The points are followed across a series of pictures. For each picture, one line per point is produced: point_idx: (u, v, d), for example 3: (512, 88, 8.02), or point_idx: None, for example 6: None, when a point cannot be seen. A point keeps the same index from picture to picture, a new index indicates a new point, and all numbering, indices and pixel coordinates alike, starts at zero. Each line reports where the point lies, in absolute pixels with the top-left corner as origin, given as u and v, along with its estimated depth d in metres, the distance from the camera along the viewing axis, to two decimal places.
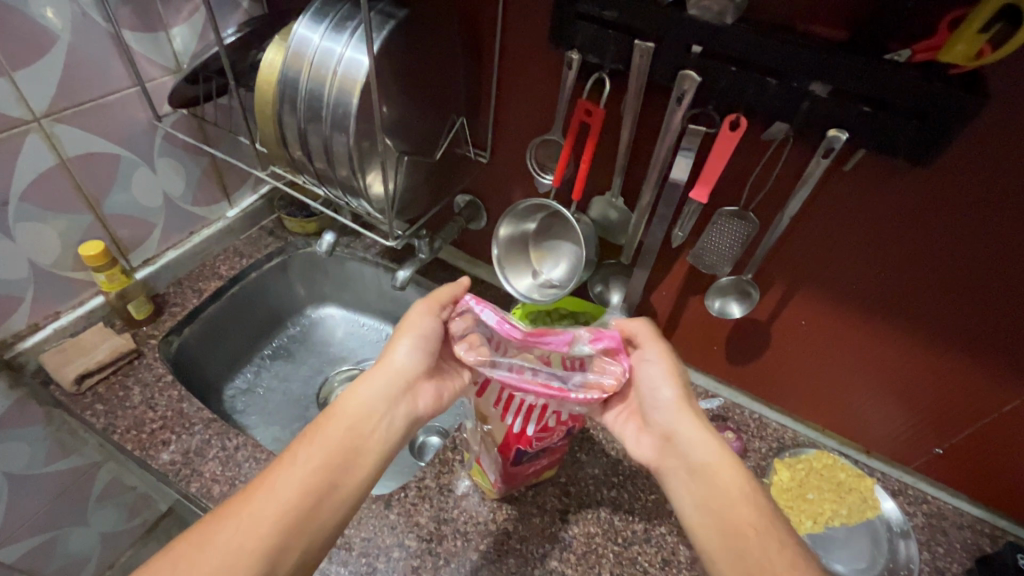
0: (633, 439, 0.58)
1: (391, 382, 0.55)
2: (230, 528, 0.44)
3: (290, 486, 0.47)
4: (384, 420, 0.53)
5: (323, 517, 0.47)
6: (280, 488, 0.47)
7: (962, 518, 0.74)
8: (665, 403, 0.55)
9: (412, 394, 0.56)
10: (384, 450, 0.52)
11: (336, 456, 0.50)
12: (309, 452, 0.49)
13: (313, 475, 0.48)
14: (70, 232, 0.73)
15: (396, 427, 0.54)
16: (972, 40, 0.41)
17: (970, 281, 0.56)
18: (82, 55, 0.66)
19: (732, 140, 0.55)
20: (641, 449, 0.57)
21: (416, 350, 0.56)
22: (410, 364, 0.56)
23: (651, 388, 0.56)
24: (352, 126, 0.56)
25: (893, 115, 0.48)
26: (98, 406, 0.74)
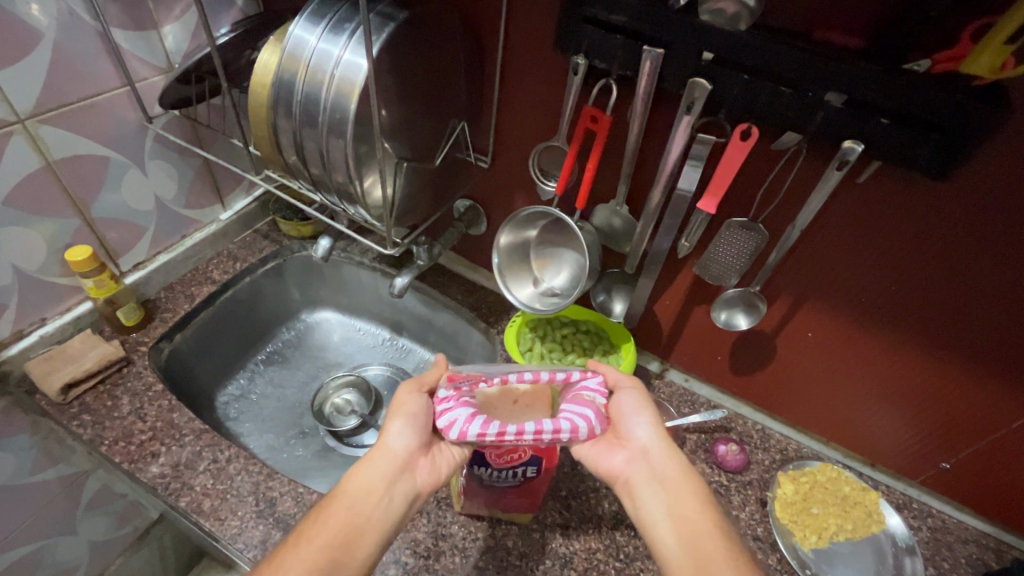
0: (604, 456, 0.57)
1: (391, 461, 0.52)
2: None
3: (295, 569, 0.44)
4: (386, 499, 0.51)
5: None
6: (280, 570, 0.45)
7: (967, 533, 0.73)
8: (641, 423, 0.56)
9: (409, 470, 0.53)
10: (387, 527, 0.50)
11: (334, 535, 0.47)
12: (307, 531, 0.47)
13: (317, 557, 0.46)
14: (57, 236, 0.71)
15: (396, 507, 0.51)
16: (999, 52, 0.39)
17: (985, 298, 0.55)
18: (68, 54, 0.63)
19: (744, 149, 0.53)
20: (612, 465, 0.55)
21: (411, 427, 0.54)
22: (409, 440, 0.54)
23: (629, 410, 0.57)
24: (348, 132, 0.54)
25: (912, 127, 0.46)
26: (85, 416, 0.72)
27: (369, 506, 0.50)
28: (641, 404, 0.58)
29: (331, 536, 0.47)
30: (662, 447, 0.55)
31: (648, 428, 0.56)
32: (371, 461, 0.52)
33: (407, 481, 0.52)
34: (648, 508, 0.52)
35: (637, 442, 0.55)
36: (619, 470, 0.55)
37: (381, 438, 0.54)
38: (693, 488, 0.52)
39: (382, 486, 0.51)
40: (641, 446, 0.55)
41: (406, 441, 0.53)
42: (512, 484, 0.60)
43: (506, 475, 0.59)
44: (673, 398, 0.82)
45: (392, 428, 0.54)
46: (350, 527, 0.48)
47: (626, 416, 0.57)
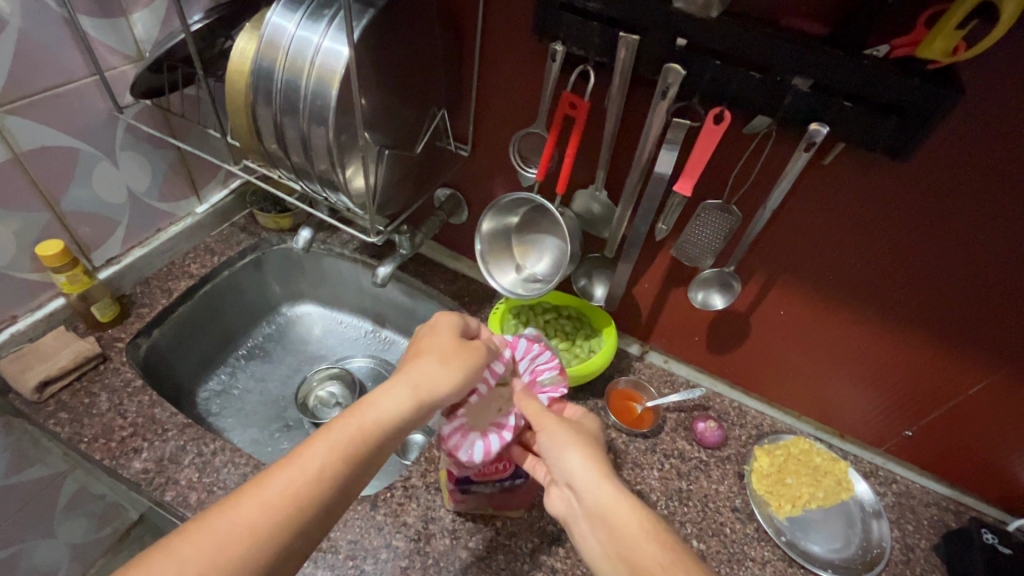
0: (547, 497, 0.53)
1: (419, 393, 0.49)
2: (261, 525, 0.40)
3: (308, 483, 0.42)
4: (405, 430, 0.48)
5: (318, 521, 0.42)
6: (295, 487, 0.42)
7: (928, 496, 0.77)
8: (567, 458, 0.49)
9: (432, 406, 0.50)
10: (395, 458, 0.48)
11: (359, 465, 0.45)
12: (329, 454, 0.44)
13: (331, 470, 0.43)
14: (26, 231, 0.69)
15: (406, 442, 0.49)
16: (950, 36, 0.42)
17: (944, 270, 0.58)
18: (33, 41, 0.61)
19: (717, 133, 0.55)
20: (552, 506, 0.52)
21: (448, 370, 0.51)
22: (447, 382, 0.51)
23: (551, 448, 0.50)
24: (330, 119, 0.54)
25: (873, 110, 0.49)
26: (63, 414, 0.70)
27: (392, 442, 0.47)
28: (567, 441, 0.50)
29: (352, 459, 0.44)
30: (586, 477, 0.48)
31: (567, 458, 0.49)
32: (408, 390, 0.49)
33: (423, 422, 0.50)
34: (585, 543, 0.47)
35: (561, 478, 0.49)
36: (560, 514, 0.51)
37: (425, 375, 0.50)
38: (631, 512, 0.45)
39: (410, 426, 0.49)
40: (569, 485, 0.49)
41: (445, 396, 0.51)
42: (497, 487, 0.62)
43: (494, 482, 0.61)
44: (653, 378, 0.85)
45: (442, 372, 0.51)
46: (372, 460, 0.46)
47: (548, 456, 0.50)
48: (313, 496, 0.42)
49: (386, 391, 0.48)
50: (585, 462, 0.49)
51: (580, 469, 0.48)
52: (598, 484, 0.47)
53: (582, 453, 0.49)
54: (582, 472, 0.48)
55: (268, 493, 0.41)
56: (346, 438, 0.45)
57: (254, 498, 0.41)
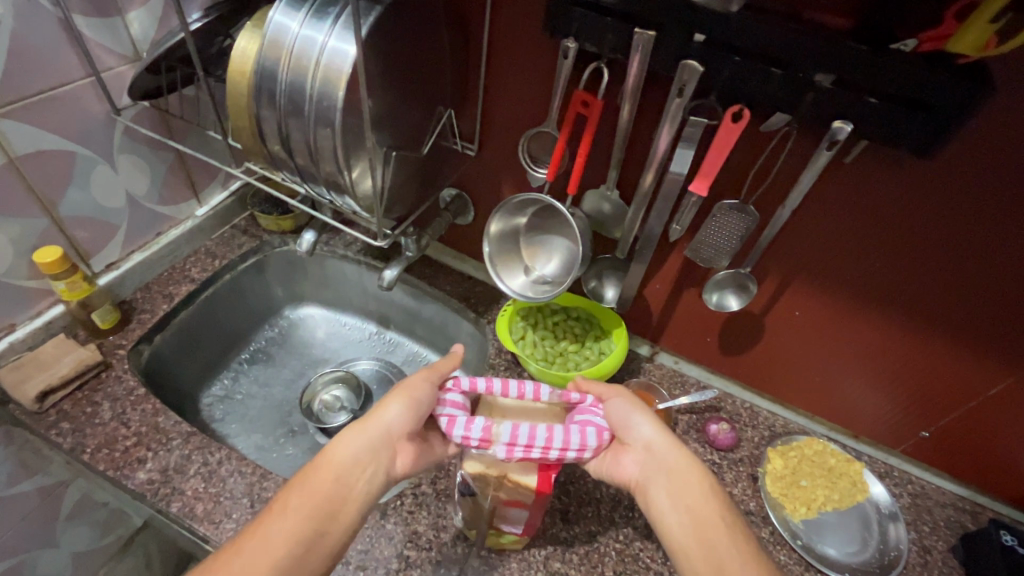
0: (612, 465, 0.58)
1: (377, 437, 0.53)
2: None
3: (280, 536, 0.47)
4: (369, 473, 0.52)
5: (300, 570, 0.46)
6: (264, 537, 0.47)
7: (944, 497, 0.76)
8: (639, 424, 0.56)
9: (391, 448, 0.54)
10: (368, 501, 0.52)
11: (320, 506, 0.49)
12: (295, 504, 0.49)
13: (299, 522, 0.48)
14: (23, 237, 0.68)
15: (376, 483, 0.53)
16: (983, 31, 0.40)
17: (966, 270, 0.57)
18: (27, 43, 0.59)
19: (735, 131, 0.54)
20: (621, 471, 0.57)
21: (407, 410, 0.55)
22: (403, 422, 0.55)
23: (624, 415, 0.57)
24: (337, 120, 0.52)
25: (899, 107, 0.47)
26: (64, 424, 0.69)
27: (351, 480, 0.51)
28: (636, 409, 0.58)
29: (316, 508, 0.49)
30: (665, 442, 0.55)
31: (648, 425, 0.56)
32: (361, 438, 0.53)
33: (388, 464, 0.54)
34: (657, 503, 0.53)
35: (638, 441, 0.56)
36: (631, 476, 0.56)
37: (371, 416, 0.55)
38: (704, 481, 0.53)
39: (367, 460, 0.53)
40: (643, 446, 0.56)
41: (399, 424, 0.54)
42: (526, 516, 0.59)
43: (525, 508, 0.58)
44: (663, 380, 0.83)
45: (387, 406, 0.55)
46: (336, 500, 0.50)
47: (624, 421, 0.57)
48: (282, 542, 0.46)
49: (342, 443, 0.52)
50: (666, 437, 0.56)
51: (653, 437, 0.56)
52: (674, 450, 0.55)
53: (654, 423, 0.57)
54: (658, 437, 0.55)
55: (243, 546, 0.46)
56: (310, 493, 0.49)
57: (232, 553, 0.46)
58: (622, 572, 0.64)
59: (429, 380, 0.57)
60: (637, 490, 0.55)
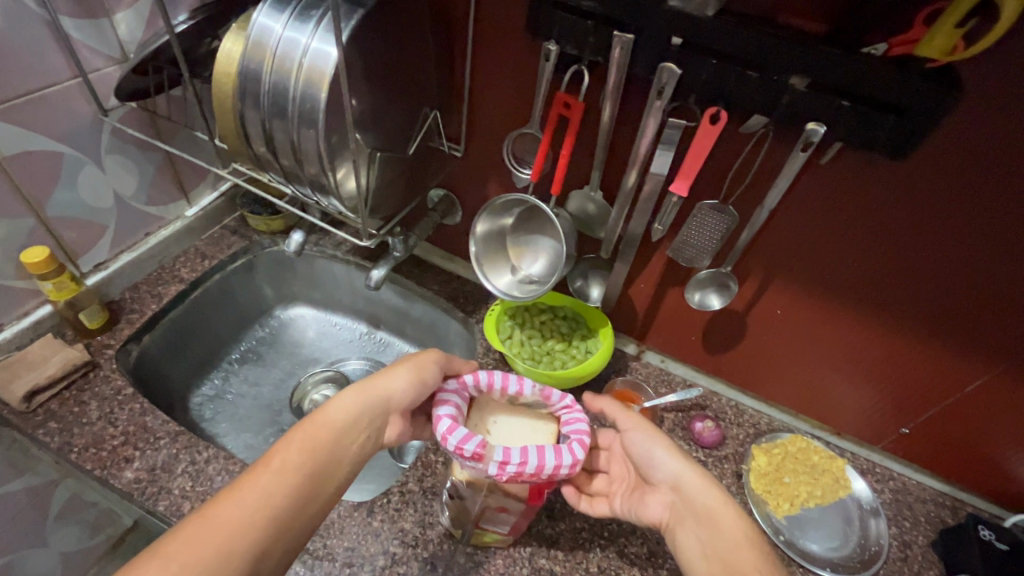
0: (641, 505, 0.60)
1: (376, 396, 0.56)
2: (232, 511, 0.44)
3: (279, 479, 0.47)
4: (364, 433, 0.54)
5: (295, 519, 0.47)
6: (264, 484, 0.47)
7: (925, 493, 0.77)
8: (661, 457, 0.58)
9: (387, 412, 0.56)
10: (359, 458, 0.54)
11: (320, 462, 0.50)
12: (294, 450, 0.50)
13: (299, 470, 0.49)
14: (10, 237, 0.68)
15: (368, 446, 0.55)
16: (949, 35, 0.41)
17: (941, 270, 0.58)
18: (13, 44, 0.60)
19: (713, 133, 0.55)
20: (649, 511, 0.58)
21: (411, 376, 0.58)
22: (405, 386, 0.57)
23: (645, 447, 0.59)
24: (320, 122, 0.53)
25: (871, 109, 0.48)
26: (52, 424, 0.69)
27: (349, 442, 0.53)
28: (657, 441, 0.59)
29: (314, 458, 0.50)
30: (693, 479, 0.56)
31: (673, 461, 0.58)
32: (359, 396, 0.55)
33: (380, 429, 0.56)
34: (685, 543, 0.54)
35: (664, 480, 0.57)
36: (659, 516, 0.58)
37: (375, 383, 0.56)
38: (730, 518, 0.53)
39: (367, 421, 0.55)
40: (669, 483, 0.57)
41: (400, 389, 0.57)
42: (511, 515, 0.60)
43: (509, 507, 0.58)
44: (650, 378, 0.84)
45: (393, 376, 0.57)
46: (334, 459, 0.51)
47: (646, 454, 0.59)
48: (286, 489, 0.47)
49: (341, 401, 0.54)
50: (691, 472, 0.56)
51: (678, 471, 0.57)
52: (699, 485, 0.55)
53: (677, 457, 0.58)
54: (680, 471, 0.57)
55: (245, 489, 0.46)
56: (307, 442, 0.50)
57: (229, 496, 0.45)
58: (607, 569, 0.65)
59: (439, 363, 0.60)
60: (667, 530, 0.56)
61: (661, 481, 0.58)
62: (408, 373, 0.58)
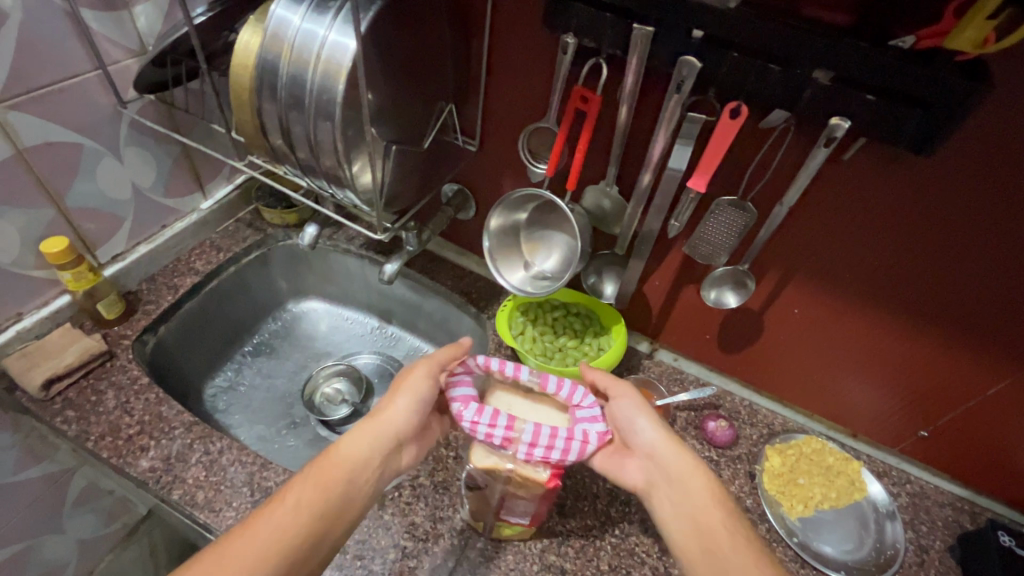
0: (616, 466, 0.59)
1: (387, 434, 0.56)
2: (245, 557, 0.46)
3: (289, 524, 0.48)
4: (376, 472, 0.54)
5: (306, 562, 0.49)
6: (278, 524, 0.48)
7: (943, 497, 0.76)
8: (642, 425, 0.57)
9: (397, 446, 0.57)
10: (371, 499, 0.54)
11: (332, 501, 0.51)
12: (307, 490, 0.51)
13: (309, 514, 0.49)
14: (30, 227, 0.69)
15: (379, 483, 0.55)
16: (982, 25, 0.40)
17: (964, 269, 0.56)
18: (35, 36, 0.60)
19: (733, 128, 0.53)
20: (625, 475, 0.58)
21: (413, 406, 0.57)
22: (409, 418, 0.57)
23: (630, 417, 0.58)
24: (337, 114, 0.53)
25: (897, 104, 0.47)
26: (70, 412, 0.70)
27: (363, 477, 0.53)
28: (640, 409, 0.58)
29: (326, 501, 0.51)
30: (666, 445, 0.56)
31: (651, 429, 0.57)
32: (371, 434, 0.55)
33: (392, 461, 0.56)
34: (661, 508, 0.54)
35: (642, 446, 0.57)
36: (635, 481, 0.57)
37: (383, 415, 0.57)
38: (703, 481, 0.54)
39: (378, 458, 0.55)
40: (647, 449, 0.57)
41: (406, 423, 0.57)
42: (529, 509, 0.59)
43: (524, 501, 0.58)
44: (662, 376, 0.83)
45: (396, 403, 0.57)
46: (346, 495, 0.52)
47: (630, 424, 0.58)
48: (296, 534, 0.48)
49: (355, 438, 0.54)
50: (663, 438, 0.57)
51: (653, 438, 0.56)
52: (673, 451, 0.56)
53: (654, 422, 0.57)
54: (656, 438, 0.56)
55: (259, 537, 0.47)
56: (321, 484, 0.51)
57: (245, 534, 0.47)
58: (617, 567, 0.65)
59: (431, 374, 0.59)
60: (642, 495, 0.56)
61: (638, 447, 0.57)
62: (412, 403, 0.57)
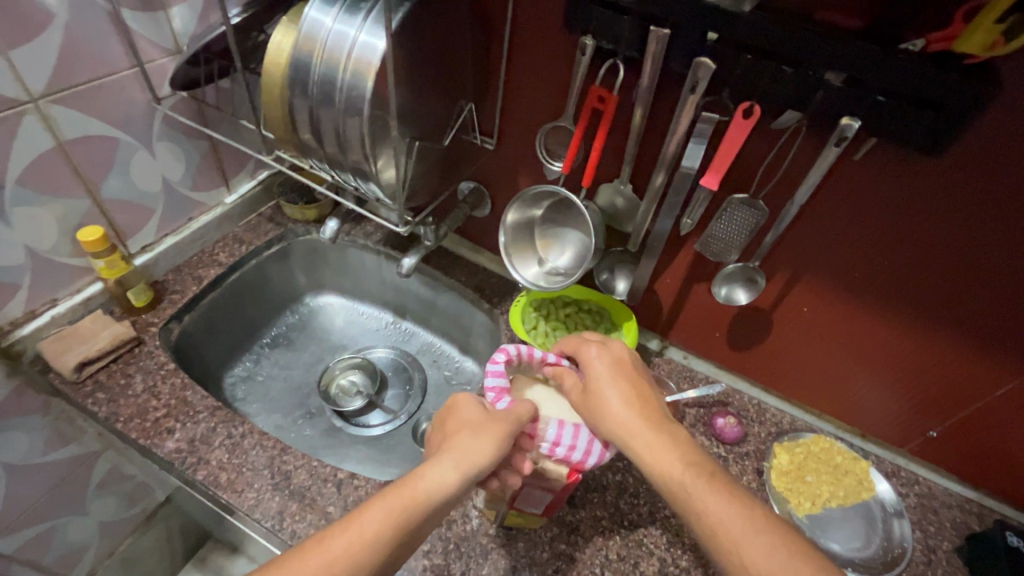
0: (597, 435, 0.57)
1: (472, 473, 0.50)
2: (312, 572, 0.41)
3: (361, 554, 0.43)
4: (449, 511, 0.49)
5: None
6: (347, 555, 0.42)
7: (951, 498, 0.76)
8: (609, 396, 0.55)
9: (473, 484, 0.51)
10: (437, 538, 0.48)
11: (406, 535, 0.45)
12: (385, 520, 0.45)
13: (380, 548, 0.44)
14: (67, 216, 0.72)
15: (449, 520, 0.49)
16: (990, 30, 0.41)
17: (973, 270, 0.57)
18: (79, 35, 0.64)
19: (746, 126, 0.55)
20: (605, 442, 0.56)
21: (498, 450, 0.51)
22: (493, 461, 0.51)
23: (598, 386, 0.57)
24: (365, 111, 0.55)
25: (907, 106, 0.49)
26: (100, 394, 0.73)
27: (437, 514, 0.48)
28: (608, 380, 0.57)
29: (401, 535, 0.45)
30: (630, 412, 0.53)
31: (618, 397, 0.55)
32: (457, 469, 0.49)
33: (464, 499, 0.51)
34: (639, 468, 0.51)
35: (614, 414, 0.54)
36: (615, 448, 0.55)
37: (465, 448, 0.50)
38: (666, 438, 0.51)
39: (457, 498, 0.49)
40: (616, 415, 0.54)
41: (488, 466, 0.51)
42: (547, 492, 0.59)
43: (543, 483, 0.58)
44: (672, 374, 0.85)
45: (481, 439, 0.51)
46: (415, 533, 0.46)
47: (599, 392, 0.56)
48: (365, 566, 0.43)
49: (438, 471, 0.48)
50: (635, 420, 0.53)
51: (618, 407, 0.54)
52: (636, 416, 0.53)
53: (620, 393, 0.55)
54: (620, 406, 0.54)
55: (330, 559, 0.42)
56: (399, 516, 0.45)
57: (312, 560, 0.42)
58: (626, 557, 0.66)
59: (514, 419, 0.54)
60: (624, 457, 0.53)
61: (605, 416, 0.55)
62: (499, 444, 0.51)
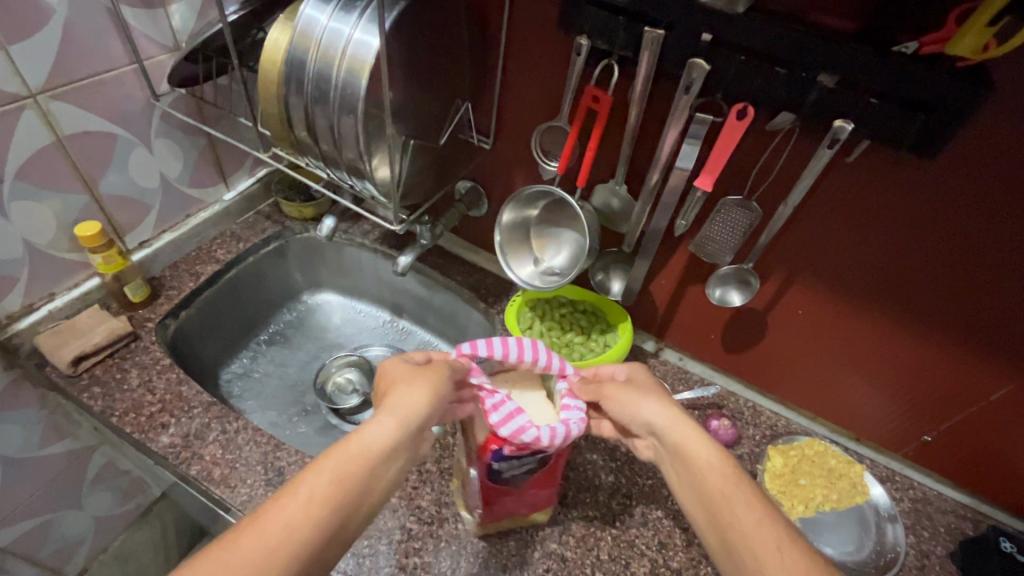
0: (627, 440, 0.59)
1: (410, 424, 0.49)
2: (252, 544, 0.40)
3: (302, 519, 0.42)
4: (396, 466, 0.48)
5: (322, 556, 0.42)
6: (289, 520, 0.41)
7: (946, 504, 0.76)
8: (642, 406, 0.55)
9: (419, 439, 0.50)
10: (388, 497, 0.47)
11: (348, 493, 0.44)
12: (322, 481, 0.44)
13: (321, 509, 0.43)
14: (65, 211, 0.72)
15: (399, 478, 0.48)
16: (981, 33, 0.41)
17: (968, 273, 0.57)
18: (78, 31, 0.64)
19: (739, 128, 0.56)
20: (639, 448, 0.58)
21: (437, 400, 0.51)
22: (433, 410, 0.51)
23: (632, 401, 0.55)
24: (359, 109, 0.55)
25: (900, 108, 0.49)
26: (96, 388, 0.73)
27: (382, 470, 0.47)
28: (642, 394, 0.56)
29: (344, 494, 0.44)
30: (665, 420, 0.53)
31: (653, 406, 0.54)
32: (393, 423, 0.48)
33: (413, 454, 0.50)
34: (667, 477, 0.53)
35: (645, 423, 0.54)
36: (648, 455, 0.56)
37: (401, 402, 0.50)
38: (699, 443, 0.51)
39: (401, 452, 0.48)
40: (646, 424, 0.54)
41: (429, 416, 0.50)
42: (531, 474, 0.57)
43: (524, 465, 0.55)
44: (667, 375, 0.85)
45: (416, 391, 0.50)
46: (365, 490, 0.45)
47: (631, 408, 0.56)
48: (308, 528, 0.42)
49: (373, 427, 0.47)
50: (674, 417, 0.53)
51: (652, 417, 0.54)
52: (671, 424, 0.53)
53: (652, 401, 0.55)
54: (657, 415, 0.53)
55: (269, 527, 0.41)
56: (337, 476, 0.44)
57: (252, 533, 0.40)
58: (617, 557, 0.66)
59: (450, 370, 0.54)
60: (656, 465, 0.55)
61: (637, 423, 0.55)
62: (434, 393, 0.51)
